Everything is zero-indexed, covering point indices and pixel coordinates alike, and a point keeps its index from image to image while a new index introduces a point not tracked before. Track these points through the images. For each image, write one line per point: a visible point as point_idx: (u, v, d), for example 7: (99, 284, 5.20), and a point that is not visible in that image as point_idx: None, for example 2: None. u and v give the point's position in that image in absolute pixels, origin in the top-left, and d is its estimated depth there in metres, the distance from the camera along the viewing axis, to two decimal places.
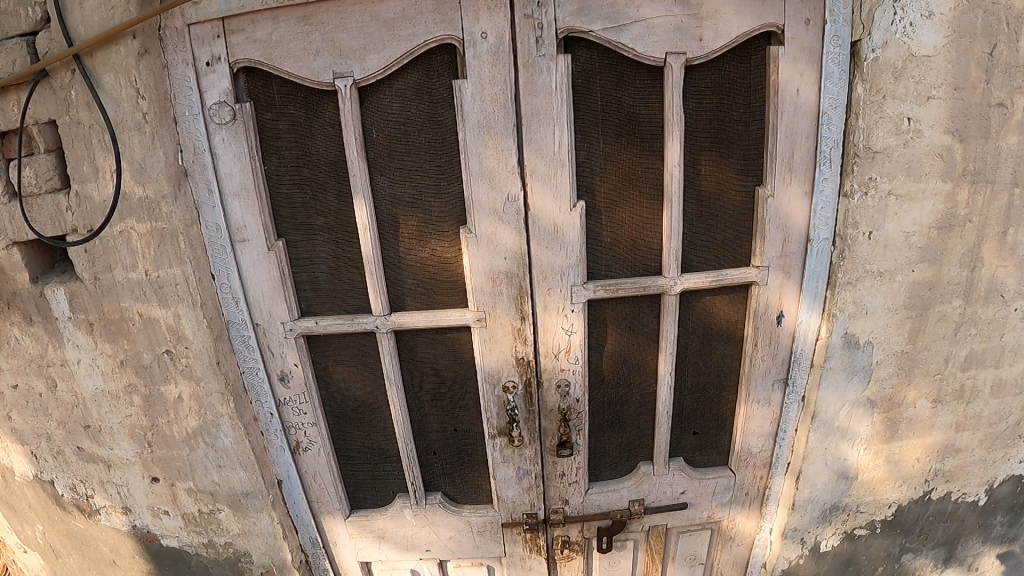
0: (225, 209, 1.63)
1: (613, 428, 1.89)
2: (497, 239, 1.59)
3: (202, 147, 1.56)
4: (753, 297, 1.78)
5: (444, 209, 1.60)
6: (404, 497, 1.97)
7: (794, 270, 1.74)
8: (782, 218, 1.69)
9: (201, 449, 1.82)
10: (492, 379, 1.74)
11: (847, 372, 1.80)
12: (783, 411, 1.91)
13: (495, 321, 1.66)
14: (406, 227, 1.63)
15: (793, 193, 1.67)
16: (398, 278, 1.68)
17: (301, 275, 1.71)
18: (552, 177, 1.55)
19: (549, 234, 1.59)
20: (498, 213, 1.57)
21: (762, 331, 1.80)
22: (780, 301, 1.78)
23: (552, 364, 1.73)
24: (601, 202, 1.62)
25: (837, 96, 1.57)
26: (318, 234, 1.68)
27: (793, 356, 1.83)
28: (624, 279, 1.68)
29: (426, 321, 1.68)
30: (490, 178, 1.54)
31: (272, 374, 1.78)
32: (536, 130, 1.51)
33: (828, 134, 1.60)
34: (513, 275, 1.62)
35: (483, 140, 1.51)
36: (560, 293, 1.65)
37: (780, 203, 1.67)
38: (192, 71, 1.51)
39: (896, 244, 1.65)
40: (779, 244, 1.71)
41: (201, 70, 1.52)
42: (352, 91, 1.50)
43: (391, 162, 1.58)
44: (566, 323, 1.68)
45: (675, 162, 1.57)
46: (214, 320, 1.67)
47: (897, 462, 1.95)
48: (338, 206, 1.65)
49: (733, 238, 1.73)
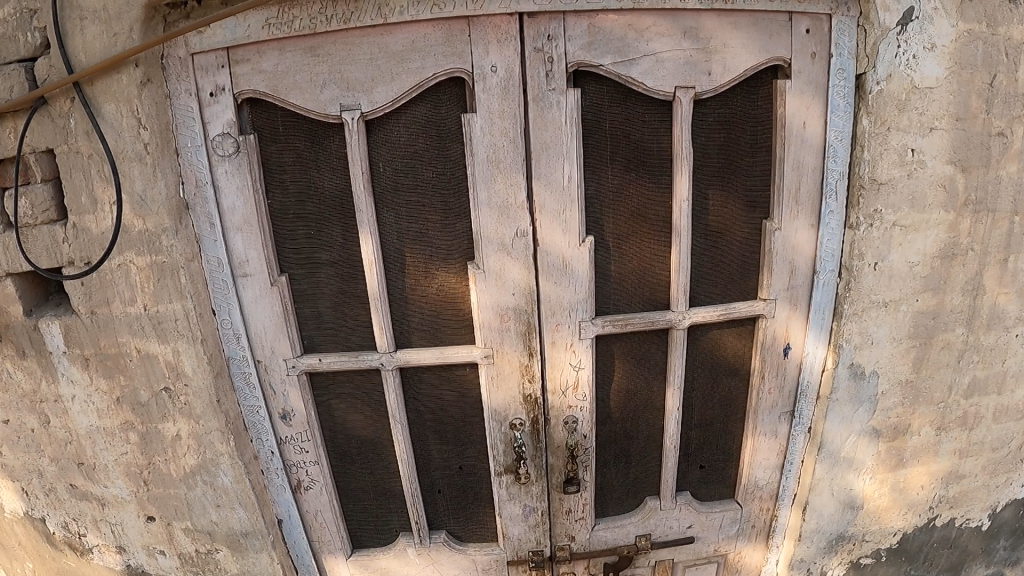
0: (227, 243, 1.61)
1: (618, 462, 1.86)
2: (505, 274, 1.55)
3: (204, 180, 1.55)
4: (759, 329, 1.76)
5: (452, 244, 1.58)
6: (408, 535, 1.92)
7: (800, 301, 1.73)
8: (788, 250, 1.67)
9: (199, 488, 1.78)
10: (498, 416, 1.70)
11: (853, 403, 1.78)
12: (789, 442, 1.89)
13: (502, 357, 1.63)
14: (412, 263, 1.59)
15: (800, 225, 1.65)
16: (404, 313, 1.64)
17: (303, 310, 1.68)
18: (561, 212, 1.52)
19: (558, 269, 1.56)
20: (507, 247, 1.53)
21: (769, 363, 1.78)
22: (786, 332, 1.75)
23: (560, 401, 1.70)
24: (609, 236, 1.59)
25: (843, 129, 1.56)
26: (321, 268, 1.65)
27: (799, 388, 1.81)
28: (633, 314, 1.65)
29: (432, 357, 1.64)
30: (499, 212, 1.51)
31: (273, 412, 1.75)
32: (545, 164, 1.49)
33: (834, 166, 1.59)
34: (521, 310, 1.59)
35: (492, 174, 1.49)
36: (568, 328, 1.62)
37: (786, 235, 1.66)
38: (195, 101, 1.50)
39: (900, 274, 1.64)
40: (786, 276, 1.70)
41: (204, 100, 1.51)
42: (359, 124, 1.49)
43: (396, 196, 1.55)
44: (575, 359, 1.65)
45: (683, 196, 1.56)
46: (215, 357, 1.64)
47: (902, 490, 1.92)
48: (343, 240, 1.63)
49: (739, 272, 1.71)
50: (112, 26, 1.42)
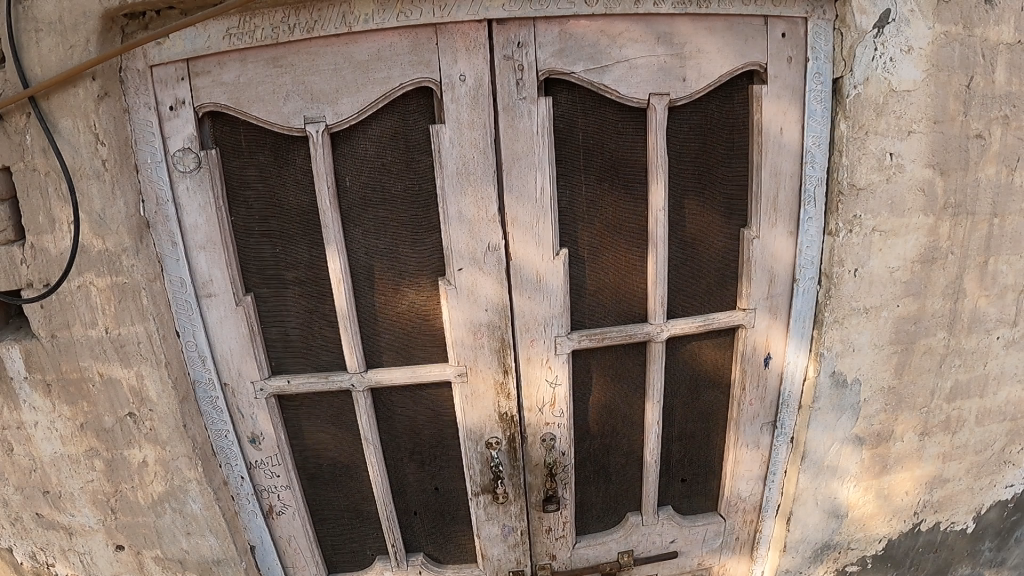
0: (190, 262, 1.55)
1: (600, 478, 1.81)
2: (478, 290, 1.49)
3: (165, 197, 1.50)
4: (739, 340, 1.72)
5: (422, 260, 1.51)
6: (384, 559, 1.87)
7: (780, 310, 1.69)
8: (768, 259, 1.63)
9: (168, 516, 1.71)
10: (474, 436, 1.65)
11: (836, 411, 1.75)
12: (772, 452, 1.85)
13: (476, 374, 1.57)
14: (382, 280, 1.53)
15: (779, 233, 1.62)
16: (373, 332, 1.57)
17: (271, 330, 1.63)
18: (534, 225, 1.47)
19: (532, 284, 1.50)
20: (478, 262, 1.47)
21: (749, 373, 1.74)
22: (767, 342, 1.72)
23: (537, 418, 1.65)
24: (584, 249, 1.54)
25: (821, 134, 1.53)
26: (289, 287, 1.59)
27: (781, 398, 1.78)
28: (609, 328, 1.59)
29: (404, 377, 1.58)
30: (470, 226, 1.45)
31: (242, 435, 1.70)
32: (517, 176, 1.44)
33: (812, 172, 1.56)
34: (494, 326, 1.53)
35: (462, 187, 1.43)
36: (544, 344, 1.56)
37: (765, 244, 1.62)
38: (155, 115, 1.45)
39: (881, 280, 1.61)
40: (766, 285, 1.66)
41: (163, 114, 1.46)
42: (324, 136, 1.44)
43: (364, 210, 1.50)
44: (551, 375, 1.60)
45: (660, 207, 1.50)
46: (180, 380, 1.58)
47: (887, 496, 1.89)
48: (310, 257, 1.57)
49: (716, 282, 1.67)
50: (68, 38, 1.36)
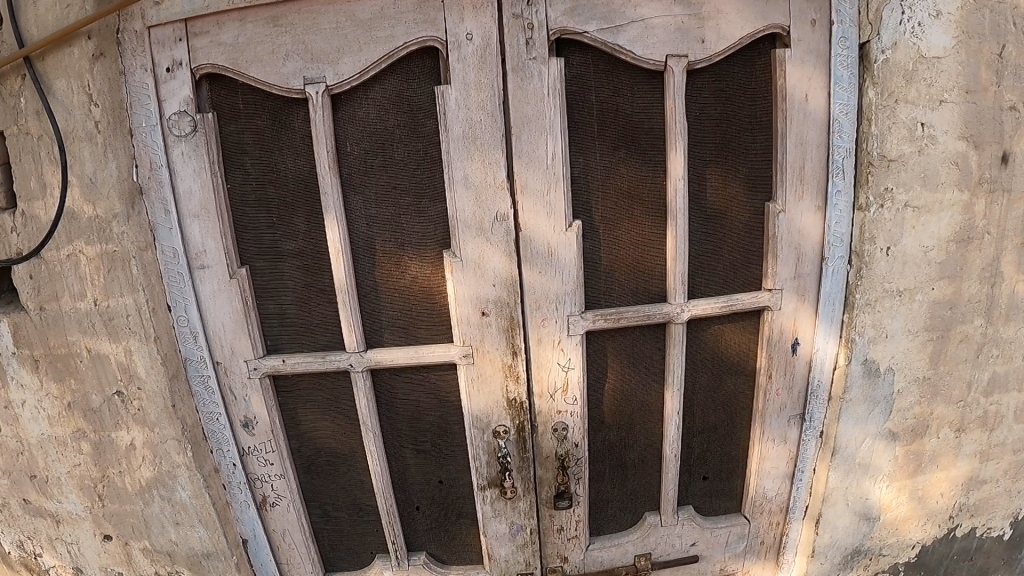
0: (184, 231, 1.47)
1: (615, 475, 1.69)
2: (485, 264, 1.39)
3: (159, 162, 1.42)
4: (765, 324, 1.61)
5: (426, 231, 1.42)
6: (385, 558, 1.76)
7: (809, 292, 1.58)
8: (794, 235, 1.53)
9: (156, 504, 1.62)
10: (480, 424, 1.52)
11: (868, 404, 1.63)
12: (800, 448, 1.74)
13: (483, 357, 1.45)
14: (384, 253, 1.44)
15: (806, 208, 1.52)
16: (375, 308, 1.48)
17: (267, 306, 1.54)
18: (545, 194, 1.37)
19: (543, 258, 1.40)
20: (486, 232, 1.37)
21: (776, 360, 1.63)
22: (794, 326, 1.61)
23: (548, 406, 1.52)
24: (600, 220, 1.43)
25: (848, 102, 1.44)
26: (285, 260, 1.51)
27: (809, 389, 1.66)
28: (626, 307, 1.48)
29: (406, 357, 1.46)
30: (478, 193, 1.36)
31: (235, 420, 1.61)
32: (527, 141, 1.35)
33: (840, 142, 1.46)
34: (503, 303, 1.42)
35: (469, 151, 1.34)
36: (556, 323, 1.45)
37: (792, 218, 1.52)
38: (151, 78, 1.38)
39: (915, 260, 1.50)
40: (793, 263, 1.55)
41: (160, 76, 1.38)
42: (325, 98, 1.36)
43: (367, 177, 1.42)
44: (564, 358, 1.48)
45: (679, 176, 1.40)
46: (170, 357, 1.50)
47: (921, 498, 1.76)
48: (309, 228, 1.49)
49: (739, 262, 1.57)
50: None
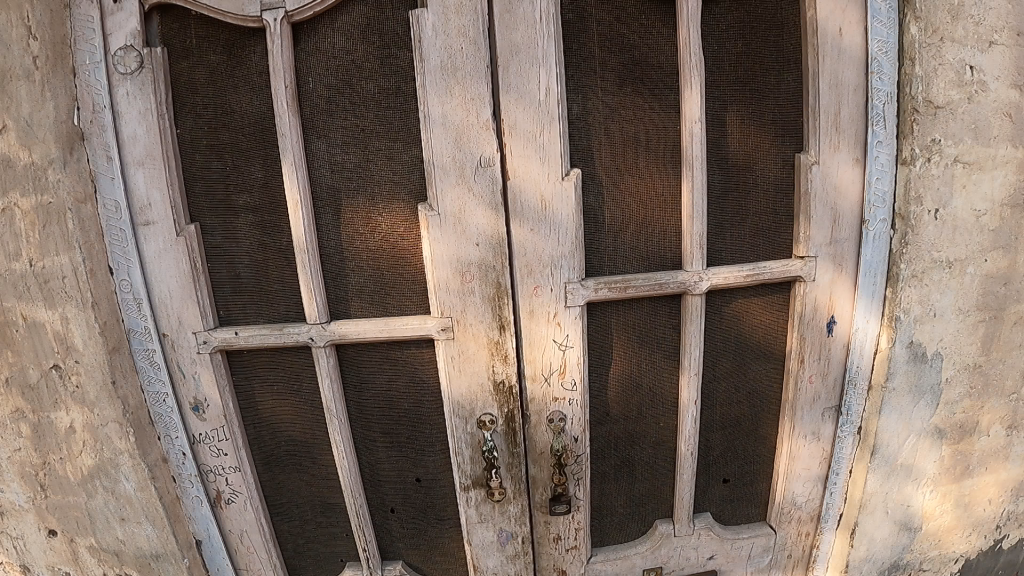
0: (128, 183, 1.27)
1: (621, 477, 1.45)
2: (467, 219, 1.18)
3: (102, 103, 1.23)
4: (797, 299, 1.42)
5: (398, 181, 1.20)
6: (356, 566, 1.55)
7: (846, 261, 1.40)
8: (829, 192, 1.36)
9: (101, 497, 1.38)
10: (463, 412, 1.30)
11: (913, 394, 1.42)
12: (835, 446, 1.52)
13: (465, 332, 1.23)
14: (351, 208, 1.22)
15: (841, 160, 1.34)
16: (341, 274, 1.26)
17: (219, 271, 1.34)
18: (536, 136, 1.16)
19: (535, 213, 1.18)
20: (468, 180, 1.16)
21: (810, 341, 1.43)
22: (830, 302, 1.41)
23: (542, 392, 1.29)
24: (602, 171, 1.22)
25: (887, 39, 1.28)
26: (240, 218, 1.31)
27: (847, 376, 1.46)
28: (634, 274, 1.26)
29: (375, 330, 1.25)
30: (457, 135, 1.15)
31: (184, 402, 1.41)
32: (516, 72, 1.13)
33: (880, 86, 1.30)
34: (488, 267, 1.20)
35: (447, 85, 1.13)
36: (550, 292, 1.22)
37: (826, 172, 1.34)
38: (97, 9, 1.20)
39: (965, 226, 1.30)
40: (828, 227, 1.37)
41: (106, 7, 1.21)
42: (285, 28, 1.14)
43: (333, 119, 1.19)
44: (560, 334, 1.25)
45: (695, 118, 1.19)
46: (110, 327, 1.30)
47: (968, 506, 1.51)
48: (264, 177, 1.28)
49: (764, 226, 1.39)
50: None
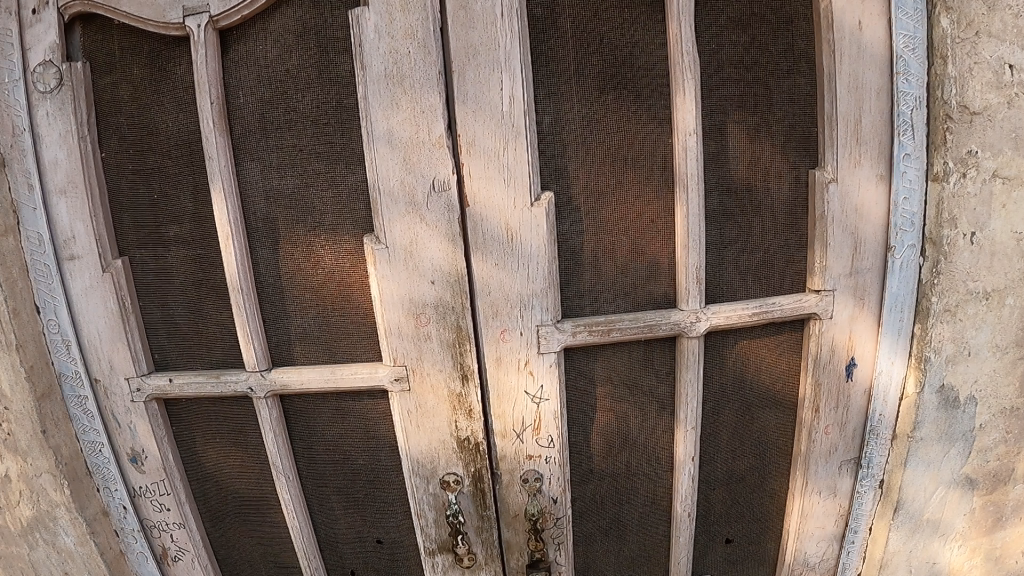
0: (50, 214, 1.11)
1: (609, 535, 1.29)
2: (420, 252, 0.99)
3: (21, 125, 1.08)
4: (811, 339, 1.26)
5: (341, 210, 1.00)
6: None
7: (869, 294, 1.23)
8: (850, 214, 1.19)
9: (42, 551, 1.22)
10: (424, 471, 1.14)
11: (943, 444, 1.24)
12: (854, 502, 1.36)
13: (422, 382, 1.06)
14: (290, 241, 1.03)
15: (863, 176, 1.17)
16: (282, 315, 1.08)
17: (153, 311, 1.18)
18: (497, 154, 0.96)
19: (500, 245, 0.99)
20: (419, 207, 0.97)
21: (824, 389, 1.28)
22: (849, 342, 1.25)
23: (514, 450, 1.13)
24: (580, 194, 1.04)
25: (914, 33, 1.10)
26: (171, 251, 1.13)
27: (868, 426, 1.30)
28: (618, 315, 1.09)
29: (319, 382, 1.08)
30: (406, 153, 0.95)
31: (121, 453, 1.25)
32: (474, 79, 0.93)
33: (907, 89, 1.12)
34: (445, 308, 1.02)
35: (393, 96, 0.93)
36: (520, 337, 1.04)
37: (845, 191, 1.17)
38: (14, 23, 1.06)
39: (1007, 250, 1.12)
40: (848, 255, 1.20)
41: (25, 20, 1.06)
42: (211, 34, 0.96)
43: (266, 139, 1.00)
44: (533, 385, 1.08)
45: (689, 129, 1.01)
46: (38, 372, 1.15)
47: (1001, 561, 1.32)
48: (196, 206, 1.11)
49: (772, 254, 1.22)
50: None
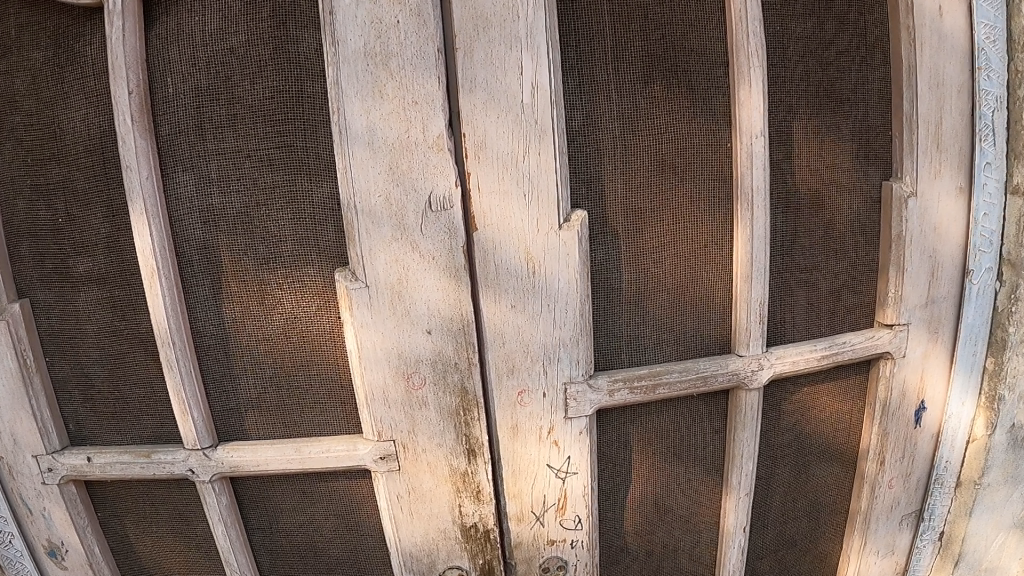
0: None
1: None
2: (410, 292, 0.74)
3: None
4: (878, 382, 1.03)
5: (302, 236, 0.75)
6: None
7: (943, 327, 1.01)
8: (927, 233, 0.96)
9: None
10: (418, 567, 0.88)
11: (1009, 487, 1.11)
12: (911, 559, 1.16)
13: (416, 461, 0.81)
14: (238, 280, 0.78)
15: (943, 190, 0.95)
16: (230, 374, 0.83)
17: (65, 369, 0.92)
18: (515, 162, 0.72)
19: (517, 281, 0.75)
20: (409, 231, 0.72)
21: (892, 438, 1.04)
22: (920, 383, 1.03)
23: (533, 536, 0.87)
24: (617, 214, 0.79)
25: (994, 23, 0.92)
26: (82, 293, 0.87)
27: (933, 475, 1.09)
28: (661, 367, 0.84)
29: (281, 461, 0.83)
30: (392, 160, 0.70)
31: (36, 544, 0.99)
32: (486, 60, 0.69)
33: (988, 87, 0.93)
34: (443, 365, 0.77)
35: (375, 82, 0.69)
36: (542, 400, 0.80)
37: (925, 207, 0.95)
38: None
39: None
40: (925, 282, 0.98)
41: None
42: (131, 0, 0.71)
43: (204, 141, 0.74)
44: (558, 457, 0.83)
45: (756, 130, 0.78)
46: None
47: None
48: (112, 233, 0.83)
49: (842, 283, 0.98)
50: None
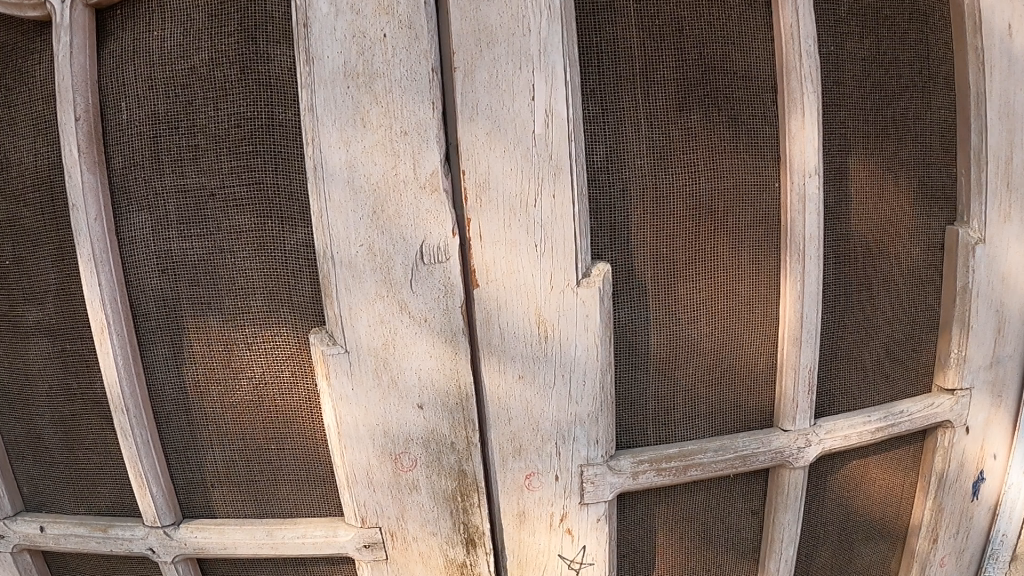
0: None
1: None
2: (398, 359, 0.62)
3: None
4: (932, 452, 0.88)
5: (274, 289, 0.64)
6: None
7: (1008, 389, 0.88)
8: (997, 285, 0.83)
9: None
10: None
11: None
12: None
13: (405, 550, 0.69)
14: (202, 337, 0.67)
15: (1015, 234, 0.82)
16: (194, 444, 0.71)
17: (18, 427, 0.82)
18: (525, 206, 0.60)
19: (525, 348, 0.63)
20: (396, 286, 0.61)
21: (949, 515, 0.90)
22: (982, 453, 0.89)
23: None
24: (645, 265, 0.67)
25: None
26: (31, 346, 0.76)
27: (987, 550, 0.96)
28: (692, 446, 0.71)
29: (252, 544, 0.72)
30: (376, 202, 0.59)
31: None
32: (491, 84, 0.58)
33: None
34: (438, 443, 0.65)
35: (357, 108, 0.58)
36: (554, 484, 0.68)
37: (995, 254, 0.82)
38: None
39: None
40: (991, 340, 0.84)
41: None
42: (82, 13, 0.61)
43: (161, 177, 0.63)
44: (571, 547, 0.70)
45: (811, 169, 0.66)
46: None
47: None
48: (61, 280, 0.72)
49: (903, 342, 0.84)
50: None
